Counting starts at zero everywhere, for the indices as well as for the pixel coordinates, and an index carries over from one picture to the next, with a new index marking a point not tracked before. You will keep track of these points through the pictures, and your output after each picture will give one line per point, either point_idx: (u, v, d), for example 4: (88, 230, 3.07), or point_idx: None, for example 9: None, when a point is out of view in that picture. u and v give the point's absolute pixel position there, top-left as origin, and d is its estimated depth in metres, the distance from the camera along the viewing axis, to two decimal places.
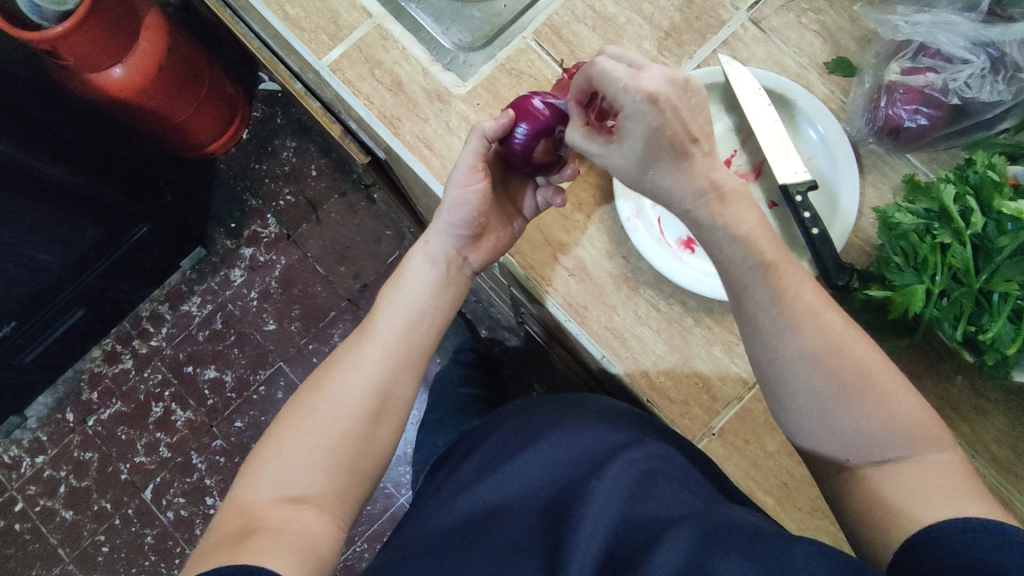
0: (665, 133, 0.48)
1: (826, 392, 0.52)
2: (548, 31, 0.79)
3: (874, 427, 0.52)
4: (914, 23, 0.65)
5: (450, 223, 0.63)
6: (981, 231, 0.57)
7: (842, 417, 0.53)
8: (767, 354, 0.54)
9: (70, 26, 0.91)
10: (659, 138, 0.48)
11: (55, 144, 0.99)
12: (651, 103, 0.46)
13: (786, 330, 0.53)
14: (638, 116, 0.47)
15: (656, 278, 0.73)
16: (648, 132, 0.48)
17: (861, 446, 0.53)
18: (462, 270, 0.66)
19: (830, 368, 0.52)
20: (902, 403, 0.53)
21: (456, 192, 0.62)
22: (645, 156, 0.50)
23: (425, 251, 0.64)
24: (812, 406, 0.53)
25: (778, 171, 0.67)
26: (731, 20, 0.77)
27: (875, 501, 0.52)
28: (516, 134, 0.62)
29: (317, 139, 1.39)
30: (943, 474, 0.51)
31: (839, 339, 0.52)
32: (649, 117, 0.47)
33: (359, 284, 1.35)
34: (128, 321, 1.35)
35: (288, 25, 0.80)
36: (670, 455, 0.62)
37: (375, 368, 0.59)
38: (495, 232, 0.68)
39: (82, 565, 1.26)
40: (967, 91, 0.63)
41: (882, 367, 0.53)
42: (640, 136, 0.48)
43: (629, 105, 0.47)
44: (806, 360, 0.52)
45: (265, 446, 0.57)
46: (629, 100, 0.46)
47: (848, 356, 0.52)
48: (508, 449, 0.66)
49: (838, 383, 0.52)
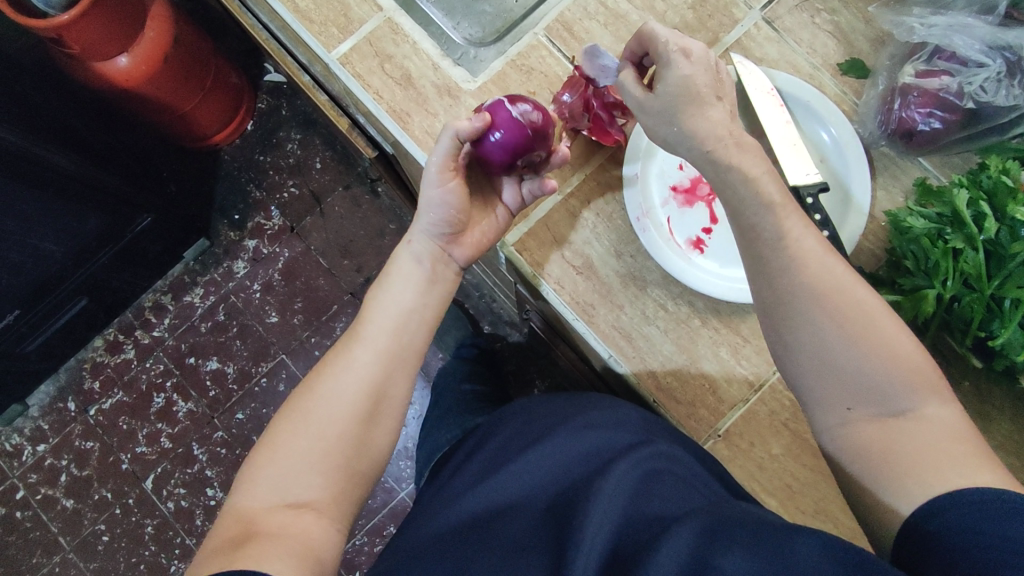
0: (693, 88, 0.57)
1: (829, 334, 0.52)
2: (560, 28, 0.78)
3: (877, 372, 0.51)
4: (929, 25, 0.65)
5: (429, 223, 0.64)
6: (994, 237, 0.57)
7: (845, 357, 0.52)
8: (774, 291, 0.55)
9: (75, 15, 0.90)
10: (687, 87, 0.57)
11: (56, 129, 0.98)
12: (684, 57, 0.57)
13: (790, 266, 0.54)
14: (673, 65, 0.57)
15: (664, 278, 0.73)
16: (678, 79, 0.57)
17: (865, 393, 0.51)
18: (449, 267, 0.66)
19: (833, 307, 0.52)
20: (903, 348, 0.51)
21: (433, 193, 0.62)
22: (672, 107, 0.58)
23: (409, 251, 0.65)
24: (814, 352, 0.53)
25: (790, 173, 0.66)
26: (745, 19, 0.76)
27: (879, 459, 0.50)
28: (490, 138, 0.62)
29: (322, 131, 1.38)
30: (948, 432, 0.49)
31: (842, 280, 0.53)
32: (682, 67, 0.57)
33: (362, 277, 1.35)
34: (130, 311, 1.34)
35: (298, 18, 0.79)
36: (676, 454, 0.61)
37: (368, 368, 0.59)
38: (480, 227, 0.68)
39: (82, 553, 1.26)
40: (983, 95, 0.62)
41: (883, 314, 0.53)
42: (671, 86, 0.57)
43: (665, 54, 0.57)
44: None
45: (260, 452, 0.56)
46: (667, 48, 0.57)
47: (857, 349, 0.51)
48: (512, 449, 0.66)
49: (841, 323, 0.52)
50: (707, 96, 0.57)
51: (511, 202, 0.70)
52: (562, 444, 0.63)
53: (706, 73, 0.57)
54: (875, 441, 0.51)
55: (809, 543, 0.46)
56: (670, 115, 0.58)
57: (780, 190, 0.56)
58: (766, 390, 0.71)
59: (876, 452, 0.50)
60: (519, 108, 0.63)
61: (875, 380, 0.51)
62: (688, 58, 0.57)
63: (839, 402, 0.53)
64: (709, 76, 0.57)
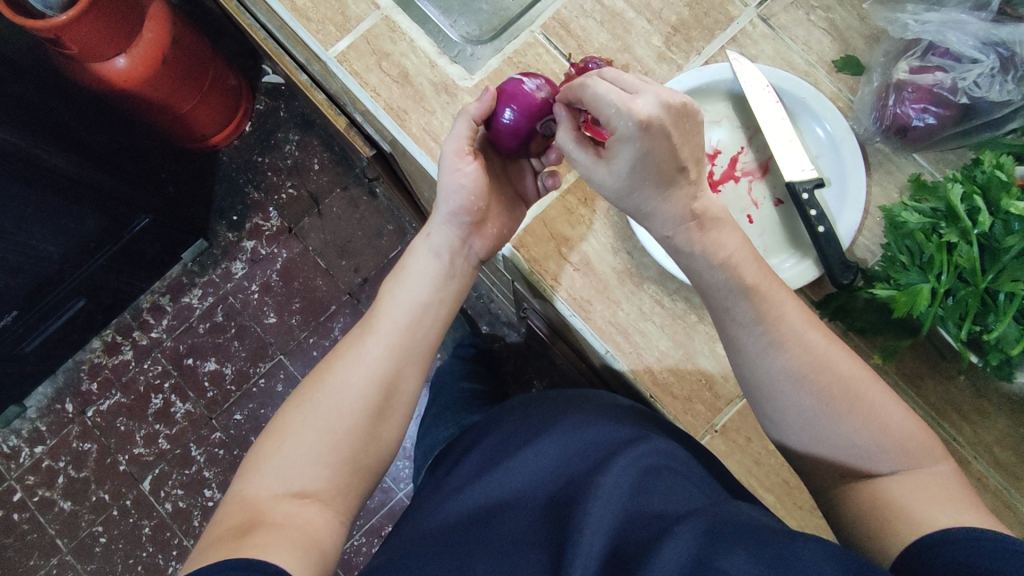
0: (654, 156, 0.51)
1: (813, 405, 0.54)
2: (556, 25, 0.78)
3: (867, 438, 0.53)
4: (923, 22, 0.65)
5: (450, 212, 0.63)
6: (987, 231, 0.57)
7: (836, 419, 0.53)
8: (753, 374, 0.56)
9: (73, 15, 0.90)
10: (650, 159, 0.51)
11: (58, 133, 0.98)
12: (642, 129, 0.48)
13: (769, 350, 0.55)
14: (630, 140, 0.49)
15: (661, 274, 0.73)
16: (640, 153, 0.51)
17: (855, 457, 0.53)
18: (468, 261, 0.66)
19: (817, 384, 0.54)
20: (892, 413, 0.54)
21: (449, 178, 0.62)
22: (633, 176, 0.54)
23: (428, 244, 0.64)
24: (801, 412, 0.54)
25: (785, 169, 0.68)
26: (740, 17, 0.77)
27: (869, 508, 0.52)
28: (504, 117, 0.62)
29: (320, 132, 1.39)
30: (939, 484, 0.52)
31: (824, 357, 0.54)
32: (640, 141, 0.49)
33: (360, 278, 1.35)
34: (128, 312, 1.34)
35: (295, 16, 0.79)
36: (673, 450, 0.62)
37: (378, 362, 0.59)
38: (495, 220, 0.68)
39: (80, 555, 1.26)
40: (976, 90, 0.63)
41: (868, 382, 0.54)
42: (630, 158, 0.51)
43: (620, 129, 0.49)
44: (791, 377, 0.54)
45: (267, 441, 0.56)
46: (621, 125, 0.49)
47: (833, 372, 0.54)
48: (510, 444, 0.66)
49: (825, 397, 0.53)
50: (680, 161, 0.52)
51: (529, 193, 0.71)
52: (561, 440, 0.64)
53: (666, 138, 0.50)
54: (869, 494, 0.53)
55: (810, 547, 0.46)
56: (636, 184, 0.54)
57: (758, 277, 0.57)
58: None
59: (869, 502, 0.52)
60: (528, 83, 0.63)
61: (864, 447, 0.53)
62: (647, 130, 0.48)
63: (831, 457, 0.55)
64: (673, 139, 0.50)
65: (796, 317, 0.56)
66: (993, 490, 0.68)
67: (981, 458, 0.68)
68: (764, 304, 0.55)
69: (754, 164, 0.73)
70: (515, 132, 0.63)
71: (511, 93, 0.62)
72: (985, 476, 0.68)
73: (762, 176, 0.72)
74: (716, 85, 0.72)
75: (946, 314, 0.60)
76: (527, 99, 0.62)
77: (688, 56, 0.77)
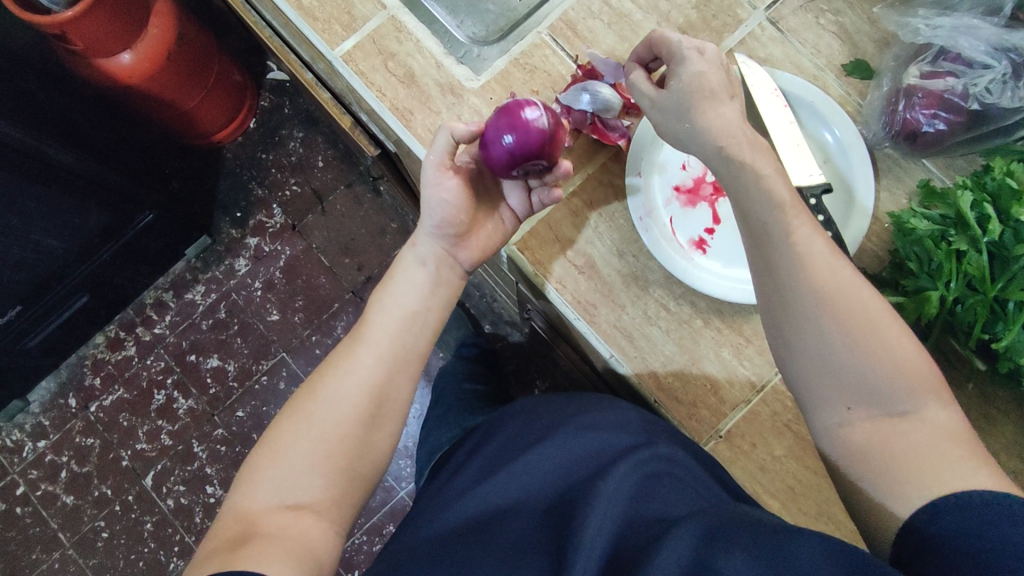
0: (705, 80, 0.59)
1: (831, 335, 0.51)
2: (564, 26, 0.78)
3: (885, 375, 0.50)
4: (934, 26, 0.65)
5: (433, 225, 0.64)
6: (998, 239, 0.57)
7: (849, 356, 0.51)
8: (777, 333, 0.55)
9: (80, 10, 0.90)
10: (700, 82, 0.59)
11: (64, 127, 0.98)
12: (697, 52, 0.60)
13: (792, 275, 0.53)
14: (687, 61, 0.60)
15: (667, 278, 0.73)
16: (690, 75, 0.59)
17: (863, 394, 0.50)
18: (453, 271, 0.66)
19: (837, 312, 0.51)
20: (905, 351, 0.51)
21: (430, 192, 0.63)
22: (682, 102, 0.59)
23: (414, 253, 0.65)
24: (812, 359, 0.52)
25: (794, 174, 0.66)
26: (749, 19, 0.76)
27: (877, 461, 0.49)
28: (501, 142, 0.62)
29: (325, 130, 1.39)
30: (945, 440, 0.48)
31: (848, 283, 0.52)
32: (694, 62, 0.60)
33: (363, 276, 1.35)
34: (132, 308, 1.35)
35: (301, 15, 0.79)
36: (678, 457, 0.61)
37: (370, 371, 0.58)
38: (483, 231, 0.68)
39: (81, 549, 1.26)
40: (988, 96, 0.62)
41: (886, 316, 0.52)
42: (683, 79, 0.60)
43: (679, 51, 0.60)
44: (813, 302, 0.52)
45: (261, 453, 0.56)
46: (682, 47, 0.60)
47: (852, 298, 0.52)
48: (513, 448, 0.66)
49: (844, 325, 0.51)
50: (720, 93, 0.59)
51: (516, 206, 0.70)
52: (562, 444, 0.63)
53: (717, 70, 0.60)
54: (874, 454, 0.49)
55: (810, 545, 0.45)
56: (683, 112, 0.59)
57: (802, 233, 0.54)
58: (768, 391, 0.71)
59: (875, 455, 0.49)
60: (532, 111, 0.62)
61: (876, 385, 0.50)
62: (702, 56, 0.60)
63: (828, 454, 0.53)
64: (719, 73, 0.60)
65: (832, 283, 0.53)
66: None
67: None
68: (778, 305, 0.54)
69: None
70: (508, 158, 0.62)
71: (504, 121, 0.62)
72: None
73: None
74: None
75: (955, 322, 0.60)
76: (523, 128, 0.61)
77: None
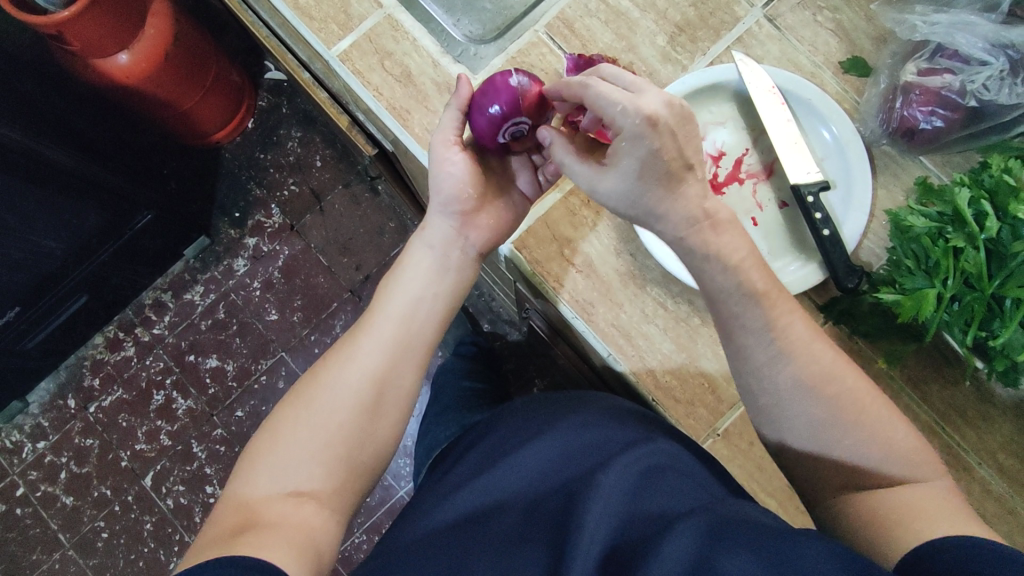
0: (662, 157, 0.51)
1: (818, 416, 0.54)
2: (561, 25, 0.78)
3: (875, 452, 0.53)
4: (932, 23, 0.65)
5: (442, 203, 0.64)
6: (995, 236, 0.57)
7: (838, 438, 0.54)
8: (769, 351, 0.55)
9: (76, 11, 0.89)
10: (656, 161, 0.51)
11: (60, 127, 0.98)
12: (650, 126, 0.49)
13: (778, 359, 0.54)
14: (639, 139, 0.50)
15: (664, 276, 0.73)
16: (647, 153, 0.51)
17: (854, 469, 0.54)
18: (464, 253, 0.65)
19: (823, 396, 0.54)
20: (893, 433, 0.54)
21: (438, 169, 0.64)
22: (638, 182, 0.54)
23: (423, 238, 0.64)
24: (804, 436, 0.55)
25: (791, 172, 0.67)
26: (746, 17, 0.76)
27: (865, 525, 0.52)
28: (488, 111, 0.62)
29: (322, 129, 1.38)
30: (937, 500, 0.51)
31: (832, 367, 0.54)
32: (649, 140, 0.50)
33: (361, 275, 1.35)
34: (131, 309, 1.34)
35: (298, 15, 0.79)
36: (677, 452, 0.61)
37: (373, 359, 0.58)
38: (493, 211, 0.67)
39: (81, 550, 1.26)
40: (985, 93, 0.62)
41: (872, 396, 0.55)
42: (637, 159, 0.52)
43: (627, 127, 0.50)
44: (798, 387, 0.54)
45: (262, 440, 0.56)
46: (628, 123, 0.49)
47: (839, 384, 0.54)
48: (513, 440, 0.66)
49: (831, 410, 0.54)
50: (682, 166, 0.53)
51: (527, 188, 0.70)
52: (563, 438, 0.64)
53: (672, 137, 0.51)
54: (863, 511, 0.52)
55: (813, 544, 0.45)
56: (641, 189, 0.54)
57: None
58: None
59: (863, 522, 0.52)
60: (513, 78, 0.62)
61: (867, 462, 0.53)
62: (655, 127, 0.49)
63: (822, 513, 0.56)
64: (677, 139, 0.51)
65: (803, 330, 0.55)
66: (996, 497, 0.67)
67: (984, 464, 0.67)
68: (780, 315, 0.55)
69: (759, 166, 0.72)
70: (496, 125, 0.63)
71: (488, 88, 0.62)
72: (989, 482, 0.67)
73: (767, 179, 0.72)
74: (720, 87, 0.71)
75: (952, 320, 0.60)
76: (504, 91, 0.61)
77: (693, 56, 0.76)
